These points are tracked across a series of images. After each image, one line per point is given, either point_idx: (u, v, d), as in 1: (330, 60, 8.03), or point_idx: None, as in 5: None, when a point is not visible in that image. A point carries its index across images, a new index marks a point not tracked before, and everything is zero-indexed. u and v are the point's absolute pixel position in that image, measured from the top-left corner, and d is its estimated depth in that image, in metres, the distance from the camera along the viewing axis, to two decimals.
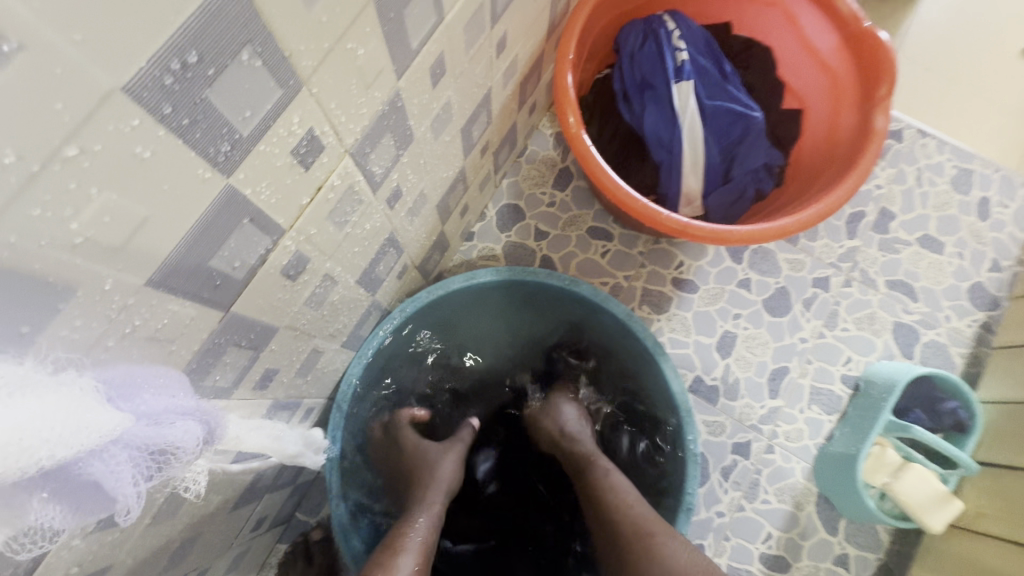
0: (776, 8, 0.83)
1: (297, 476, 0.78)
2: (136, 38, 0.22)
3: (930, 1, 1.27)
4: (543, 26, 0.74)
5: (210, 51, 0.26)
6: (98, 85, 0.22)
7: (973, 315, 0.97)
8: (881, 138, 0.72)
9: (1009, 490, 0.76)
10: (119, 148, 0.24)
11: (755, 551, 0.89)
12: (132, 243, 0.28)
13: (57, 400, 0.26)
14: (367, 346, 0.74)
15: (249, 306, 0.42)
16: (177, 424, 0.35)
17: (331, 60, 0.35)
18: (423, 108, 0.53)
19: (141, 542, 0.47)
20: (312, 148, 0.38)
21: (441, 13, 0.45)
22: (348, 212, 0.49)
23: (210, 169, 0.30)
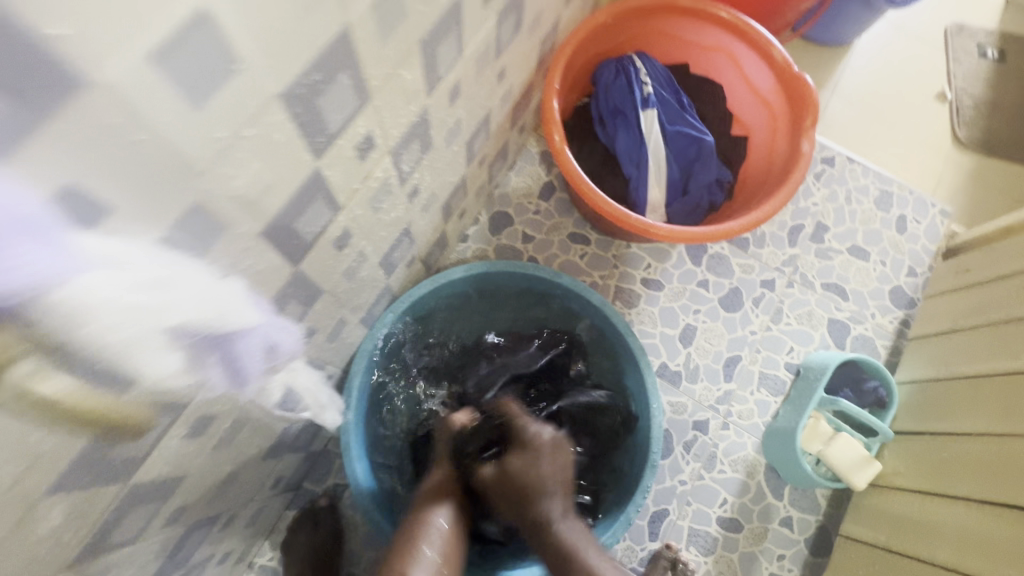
0: (724, 53, 1.01)
1: (311, 441, 0.88)
2: (292, 62, 0.35)
3: (859, 51, 1.49)
4: (534, 61, 0.89)
5: (325, 72, 0.39)
6: (269, 91, 0.34)
7: (894, 313, 1.14)
8: (807, 160, 0.89)
9: (918, 452, 0.91)
10: (269, 132, 0.37)
11: (713, 515, 1.02)
12: (261, 200, 0.40)
13: (223, 293, 0.40)
14: (378, 325, 0.86)
15: (310, 266, 0.55)
16: (275, 332, 0.52)
17: (389, 81, 0.48)
18: (441, 122, 0.67)
19: (206, 461, 0.57)
20: (368, 145, 0.51)
21: (461, 50, 0.60)
22: (382, 199, 0.62)
23: (309, 153, 0.43)
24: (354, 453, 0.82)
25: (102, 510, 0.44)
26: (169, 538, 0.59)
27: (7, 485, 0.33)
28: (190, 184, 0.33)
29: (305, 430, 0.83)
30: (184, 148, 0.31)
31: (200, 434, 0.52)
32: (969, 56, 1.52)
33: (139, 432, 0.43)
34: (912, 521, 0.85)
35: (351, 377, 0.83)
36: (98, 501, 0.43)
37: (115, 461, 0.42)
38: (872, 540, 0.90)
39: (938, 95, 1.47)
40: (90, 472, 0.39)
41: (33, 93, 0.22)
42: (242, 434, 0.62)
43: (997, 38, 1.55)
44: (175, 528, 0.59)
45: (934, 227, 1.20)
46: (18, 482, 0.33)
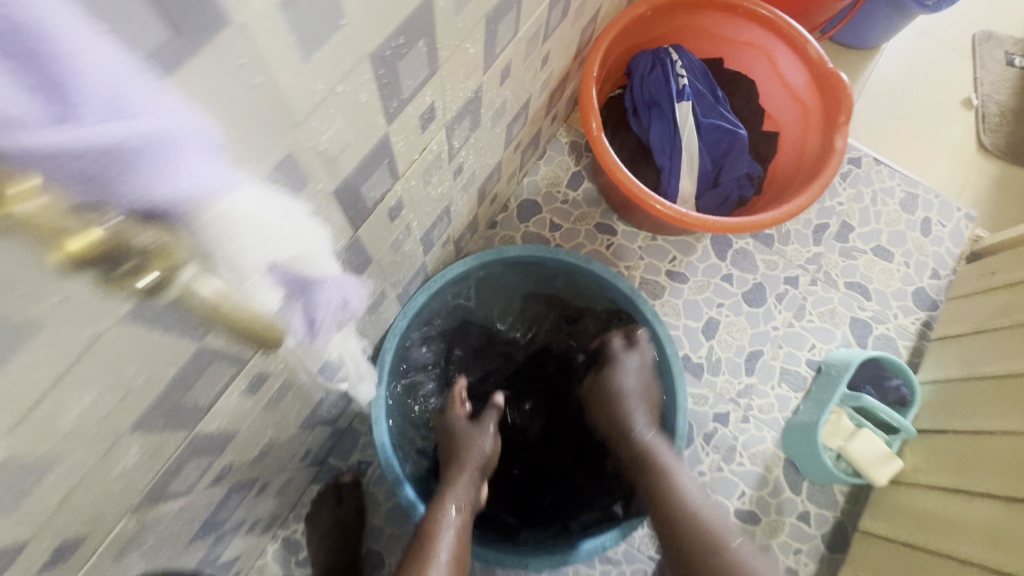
0: (759, 50, 1.02)
1: (340, 415, 0.90)
2: (383, 24, 0.36)
3: (886, 56, 1.50)
4: (573, 49, 0.91)
5: (407, 37, 0.40)
6: (362, 50, 0.36)
7: (916, 314, 1.14)
8: (840, 155, 0.90)
9: (938, 449, 0.92)
10: (355, 93, 0.38)
11: (731, 506, 1.03)
12: (339, 158, 0.42)
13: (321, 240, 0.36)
14: (411, 303, 0.87)
15: (367, 234, 0.56)
16: (351, 293, 0.44)
17: (456, 53, 0.50)
18: (491, 100, 0.68)
19: (256, 421, 0.58)
20: (430, 116, 0.53)
21: (517, 29, 0.61)
22: (432, 174, 0.64)
23: (383, 117, 0.44)
24: (383, 427, 0.84)
25: (167, 457, 0.45)
26: (214, 496, 0.60)
27: (100, 417, 0.34)
28: (288, 133, 0.34)
29: (337, 404, 0.85)
30: (289, 97, 0.32)
31: (255, 392, 0.53)
32: (996, 64, 1.52)
33: (207, 382, 0.44)
34: (934, 515, 0.86)
35: (383, 349, 0.85)
36: (166, 448, 0.44)
37: (185, 408, 0.43)
38: (894, 535, 0.91)
39: (964, 101, 1.48)
40: (165, 416, 0.41)
41: (189, 24, 0.23)
42: (286, 398, 0.63)
43: None
44: (221, 487, 0.61)
45: (958, 231, 1.21)
46: (108, 415, 0.35)
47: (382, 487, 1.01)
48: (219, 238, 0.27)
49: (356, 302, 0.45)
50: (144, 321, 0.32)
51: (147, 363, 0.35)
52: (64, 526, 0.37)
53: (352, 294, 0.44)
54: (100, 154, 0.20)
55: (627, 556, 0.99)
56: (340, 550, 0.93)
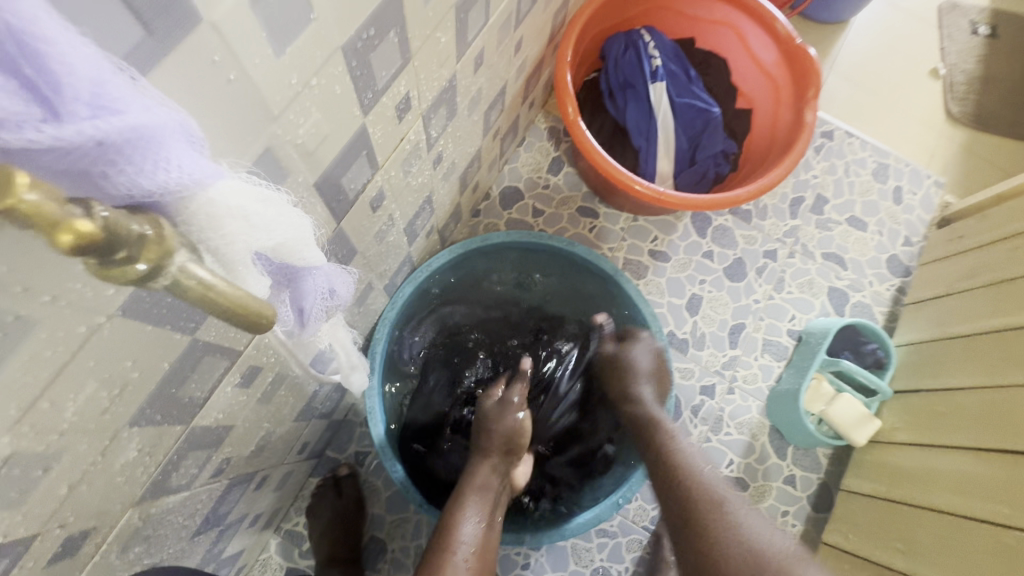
0: (728, 28, 1.04)
1: (335, 408, 0.91)
2: (354, 17, 0.38)
3: (855, 31, 1.52)
4: (546, 35, 0.91)
5: (379, 29, 0.41)
6: (335, 45, 0.37)
7: (890, 281, 1.18)
8: (811, 128, 0.92)
9: (913, 407, 0.96)
10: (330, 86, 0.39)
11: (721, 475, 1.06)
12: (317, 152, 0.43)
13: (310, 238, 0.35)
14: (399, 294, 0.88)
15: (349, 225, 0.57)
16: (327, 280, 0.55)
17: (428, 44, 0.51)
18: (466, 89, 0.69)
19: (251, 415, 0.59)
20: (406, 106, 0.54)
21: (487, 17, 0.62)
22: (412, 164, 0.65)
23: (359, 109, 0.45)
24: (378, 417, 0.85)
25: (166, 451, 0.46)
26: (215, 489, 0.62)
27: (99, 412, 0.35)
28: (267, 128, 0.35)
29: (332, 396, 0.86)
30: (265, 92, 0.33)
31: (249, 384, 0.54)
32: (961, 34, 1.56)
33: (202, 378, 0.45)
34: (907, 470, 0.91)
35: (374, 342, 0.86)
36: (164, 442, 0.45)
37: (182, 403, 0.44)
38: (869, 489, 0.96)
39: (931, 71, 1.51)
40: (162, 409, 0.42)
41: (163, 25, 0.25)
42: (281, 391, 0.64)
43: (988, 15, 1.59)
44: (221, 480, 0.62)
45: (928, 199, 1.24)
46: (108, 410, 0.36)
47: (381, 476, 1.02)
48: (211, 224, 0.25)
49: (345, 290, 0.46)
50: (135, 316, 0.33)
51: (141, 359, 0.36)
52: (68, 519, 0.39)
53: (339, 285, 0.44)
54: (92, 149, 0.20)
55: (622, 529, 1.02)
56: (344, 539, 0.94)
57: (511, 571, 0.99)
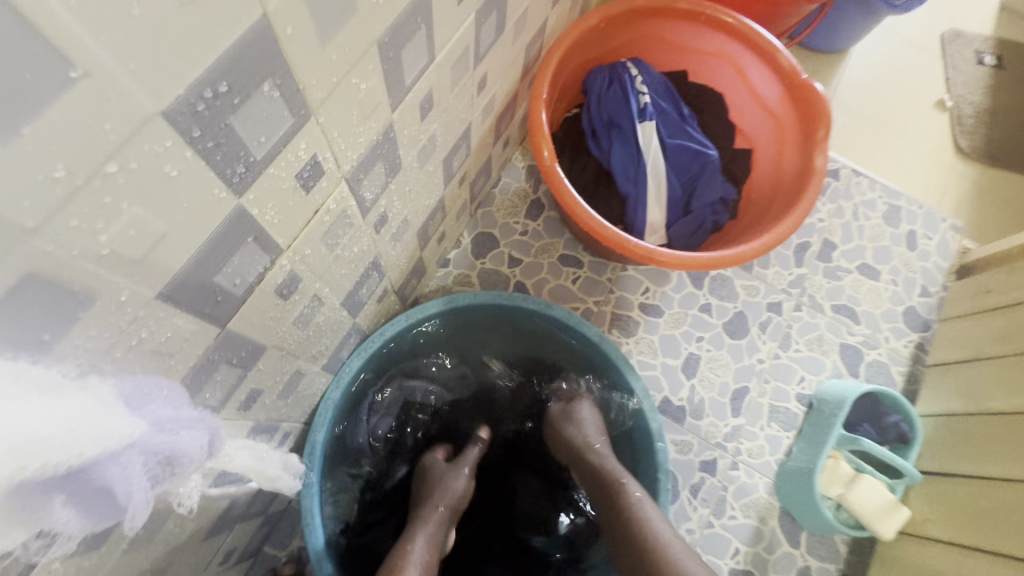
0: (725, 60, 0.93)
1: (267, 505, 0.76)
2: (177, 67, 0.25)
3: (856, 61, 1.43)
4: (517, 69, 0.80)
5: (236, 83, 0.28)
6: (142, 110, 0.24)
7: (909, 336, 1.06)
8: (821, 175, 0.80)
9: (948, 495, 0.83)
10: (152, 167, 0.26)
11: (725, 567, 0.92)
12: (151, 256, 0.30)
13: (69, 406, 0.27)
14: (344, 370, 0.74)
15: (244, 324, 0.43)
16: (181, 432, 0.36)
17: (338, 94, 0.38)
18: (412, 139, 0.56)
19: (115, 570, 0.45)
20: (314, 172, 0.41)
21: (432, 54, 0.50)
22: (339, 234, 0.52)
23: (225, 189, 0.32)
24: (315, 524, 0.70)
25: None
26: None
27: None
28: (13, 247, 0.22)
29: (260, 497, 0.71)
30: None
31: (99, 544, 0.40)
32: (965, 64, 1.47)
33: None
34: None
35: (312, 432, 0.71)
36: None
37: None
38: None
39: (937, 103, 1.42)
40: None
41: None
42: (166, 526, 0.50)
43: (993, 44, 1.51)
44: None
45: (945, 243, 1.13)
46: None
47: None
48: None
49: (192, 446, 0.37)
50: None
51: None
52: None
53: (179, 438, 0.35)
54: None
55: None
56: None
57: None
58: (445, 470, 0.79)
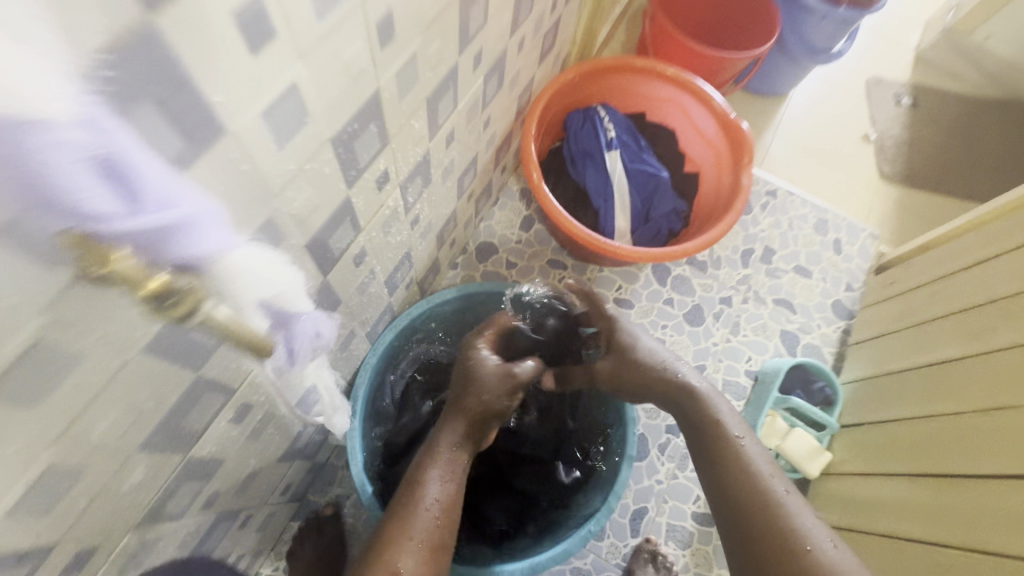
0: (674, 104, 1.19)
1: (318, 450, 0.96)
2: (339, 116, 0.48)
3: (794, 103, 1.71)
4: (512, 112, 1.05)
5: (360, 123, 0.52)
6: (323, 138, 0.47)
7: (836, 323, 1.29)
8: (746, 191, 1.05)
9: (858, 439, 1.05)
10: (321, 169, 0.50)
11: (689, 511, 1.11)
12: (309, 220, 0.53)
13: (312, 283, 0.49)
14: (380, 340, 0.95)
15: (335, 279, 0.66)
16: (327, 324, 0.58)
17: (402, 130, 0.62)
18: (439, 161, 0.80)
19: (241, 450, 0.66)
20: (384, 179, 0.64)
21: (456, 104, 0.74)
22: (391, 225, 0.75)
23: (344, 184, 0.55)
24: (357, 457, 0.89)
25: (166, 478, 0.52)
26: (203, 522, 0.67)
27: (119, 435, 0.42)
28: (268, 204, 0.45)
29: (315, 438, 0.91)
30: (269, 178, 0.43)
31: (241, 420, 0.61)
32: (886, 104, 1.76)
33: (200, 411, 0.52)
34: (854, 498, 0.98)
35: (356, 387, 0.92)
36: (165, 468, 0.51)
37: (183, 433, 0.51)
38: (831, 520, 1.00)
39: (864, 136, 1.70)
40: (167, 438, 0.49)
41: (199, 137, 0.34)
42: (268, 429, 0.70)
43: (910, 88, 1.80)
44: (209, 513, 0.67)
45: (865, 248, 1.37)
46: (125, 434, 0.43)
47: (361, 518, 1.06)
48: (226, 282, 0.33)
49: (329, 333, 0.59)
50: (156, 351, 0.41)
51: (155, 391, 0.44)
52: (81, 535, 0.44)
53: (328, 325, 0.57)
54: (151, 233, 0.28)
55: (596, 566, 1.06)
56: None
57: None
58: (494, 376, 0.81)
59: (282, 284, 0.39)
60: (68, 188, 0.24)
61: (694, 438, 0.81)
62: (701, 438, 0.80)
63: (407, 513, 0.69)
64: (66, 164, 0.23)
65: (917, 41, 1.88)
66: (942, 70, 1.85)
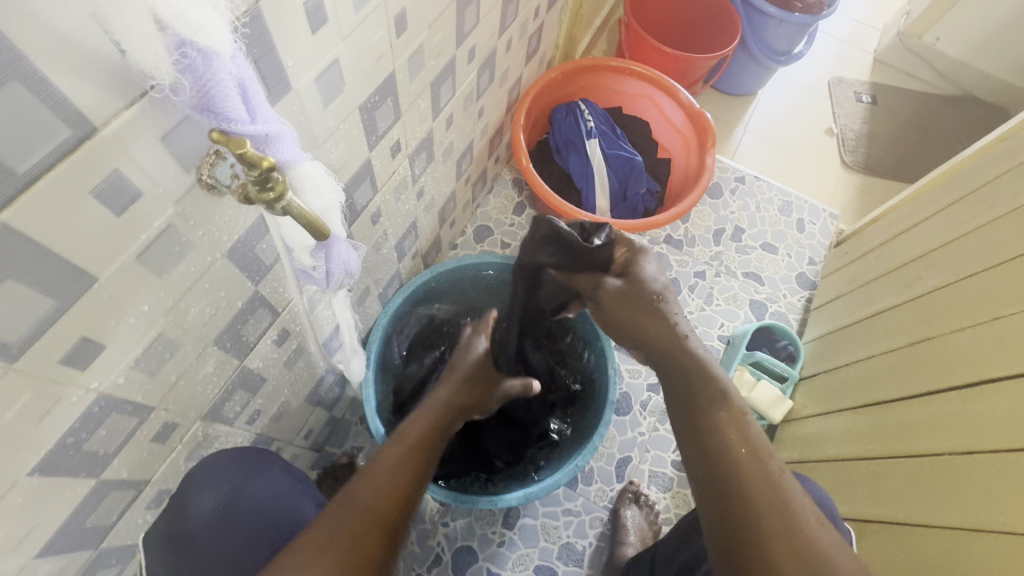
0: (647, 98, 1.34)
1: (336, 401, 1.09)
2: (366, 88, 0.62)
3: (763, 101, 1.87)
4: (503, 105, 1.20)
5: (381, 96, 0.66)
6: (354, 105, 0.62)
7: (801, 293, 1.43)
8: (710, 170, 1.20)
9: (815, 387, 1.18)
10: (351, 130, 0.64)
11: (669, 459, 1.23)
12: (340, 173, 0.67)
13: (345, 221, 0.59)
14: (390, 303, 1.08)
15: (356, 232, 0.80)
16: (357, 259, 0.68)
17: (412, 108, 0.76)
18: (441, 141, 0.95)
19: (279, 375, 0.79)
20: (397, 148, 0.78)
21: (455, 91, 0.89)
22: (401, 193, 0.89)
23: (367, 147, 0.70)
24: (372, 404, 1.02)
25: (226, 378, 0.65)
26: (246, 438, 0.79)
27: (203, 324, 0.55)
28: (313, 152, 0.59)
29: (334, 387, 1.04)
30: (316, 131, 0.57)
31: (281, 344, 0.74)
32: (848, 101, 1.92)
33: (255, 324, 0.65)
34: (810, 436, 1.11)
35: (370, 341, 1.05)
36: (227, 369, 0.64)
37: (241, 340, 0.64)
38: (787, 458, 1.15)
39: (827, 130, 1.85)
40: (231, 339, 0.62)
41: (276, 91, 0.48)
42: (299, 363, 0.83)
43: (869, 87, 1.97)
44: (251, 431, 0.80)
45: (826, 227, 1.52)
46: (206, 324, 0.56)
47: None
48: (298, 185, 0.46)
49: (356, 269, 0.69)
50: (233, 257, 0.54)
51: (230, 292, 0.57)
52: (169, 407, 0.57)
53: (356, 260, 0.68)
54: (261, 138, 0.40)
55: (585, 508, 1.17)
56: None
57: (489, 548, 1.13)
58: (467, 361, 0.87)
59: (328, 202, 0.51)
60: (222, 90, 0.36)
61: (682, 395, 0.70)
62: (694, 401, 0.68)
63: (365, 477, 0.62)
64: (225, 73, 0.35)
65: (875, 45, 2.05)
66: (898, 71, 2.02)
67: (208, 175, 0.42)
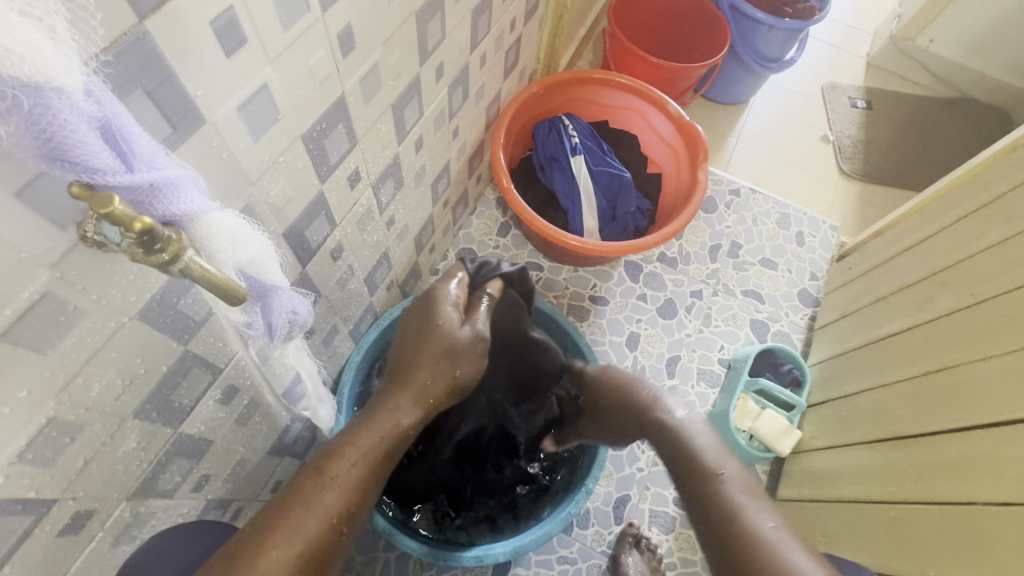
0: (634, 111, 1.28)
1: (307, 449, 1.00)
2: (309, 116, 0.55)
3: (755, 109, 1.81)
4: (481, 123, 1.13)
5: (329, 123, 0.59)
6: (294, 135, 0.54)
7: (803, 310, 1.35)
8: (703, 185, 1.12)
9: (826, 415, 1.09)
10: (294, 164, 0.56)
11: (671, 496, 1.14)
12: (285, 210, 0.59)
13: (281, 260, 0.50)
14: (364, 338, 1.00)
15: (313, 271, 0.72)
16: (307, 305, 0.60)
17: (370, 133, 0.69)
18: (410, 166, 0.87)
19: (229, 434, 0.70)
20: (356, 178, 0.71)
21: (422, 111, 0.81)
22: (366, 223, 0.81)
23: (317, 180, 0.62)
24: None
25: (156, 451, 0.57)
26: (194, 506, 0.70)
27: (114, 397, 0.47)
28: (245, 192, 0.51)
29: (304, 434, 0.95)
30: (246, 167, 0.49)
31: (228, 403, 0.66)
32: (843, 107, 1.86)
33: (189, 386, 0.56)
34: (823, 471, 1.02)
35: (341, 382, 0.96)
36: (156, 441, 0.56)
37: (173, 406, 0.56)
38: (799, 494, 1.06)
39: (822, 137, 1.79)
40: (158, 408, 0.54)
41: (184, 126, 0.41)
42: (254, 418, 0.75)
43: (864, 92, 1.91)
44: (199, 498, 0.71)
45: (827, 239, 1.45)
46: (119, 397, 0.48)
47: None
48: (206, 237, 0.38)
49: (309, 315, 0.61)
50: (148, 319, 0.46)
51: (147, 357, 0.48)
52: (78, 494, 0.49)
53: (305, 307, 0.59)
54: (145, 188, 0.33)
55: (581, 554, 1.08)
56: None
57: None
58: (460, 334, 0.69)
59: (260, 250, 0.43)
60: (75, 136, 0.28)
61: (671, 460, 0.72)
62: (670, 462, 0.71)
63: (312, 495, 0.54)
64: (75, 114, 0.28)
65: (867, 49, 2.00)
66: (892, 74, 1.97)
67: (94, 232, 0.34)
